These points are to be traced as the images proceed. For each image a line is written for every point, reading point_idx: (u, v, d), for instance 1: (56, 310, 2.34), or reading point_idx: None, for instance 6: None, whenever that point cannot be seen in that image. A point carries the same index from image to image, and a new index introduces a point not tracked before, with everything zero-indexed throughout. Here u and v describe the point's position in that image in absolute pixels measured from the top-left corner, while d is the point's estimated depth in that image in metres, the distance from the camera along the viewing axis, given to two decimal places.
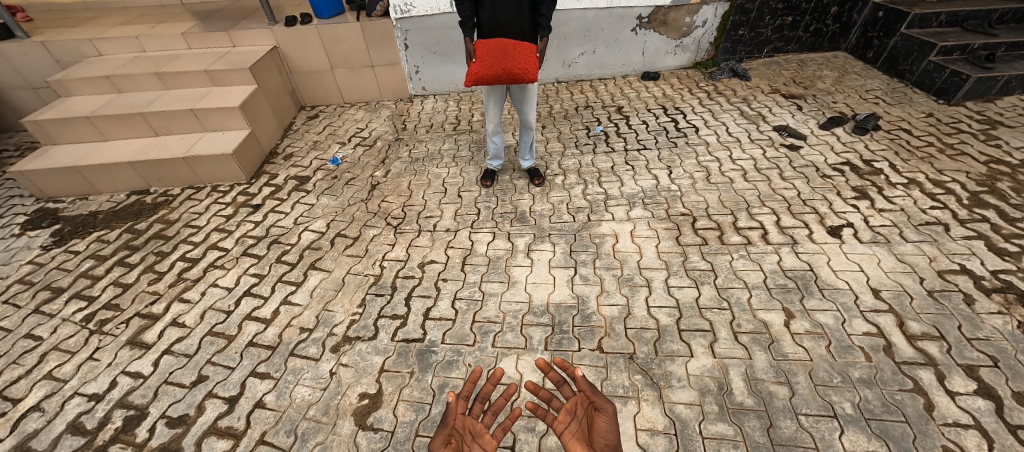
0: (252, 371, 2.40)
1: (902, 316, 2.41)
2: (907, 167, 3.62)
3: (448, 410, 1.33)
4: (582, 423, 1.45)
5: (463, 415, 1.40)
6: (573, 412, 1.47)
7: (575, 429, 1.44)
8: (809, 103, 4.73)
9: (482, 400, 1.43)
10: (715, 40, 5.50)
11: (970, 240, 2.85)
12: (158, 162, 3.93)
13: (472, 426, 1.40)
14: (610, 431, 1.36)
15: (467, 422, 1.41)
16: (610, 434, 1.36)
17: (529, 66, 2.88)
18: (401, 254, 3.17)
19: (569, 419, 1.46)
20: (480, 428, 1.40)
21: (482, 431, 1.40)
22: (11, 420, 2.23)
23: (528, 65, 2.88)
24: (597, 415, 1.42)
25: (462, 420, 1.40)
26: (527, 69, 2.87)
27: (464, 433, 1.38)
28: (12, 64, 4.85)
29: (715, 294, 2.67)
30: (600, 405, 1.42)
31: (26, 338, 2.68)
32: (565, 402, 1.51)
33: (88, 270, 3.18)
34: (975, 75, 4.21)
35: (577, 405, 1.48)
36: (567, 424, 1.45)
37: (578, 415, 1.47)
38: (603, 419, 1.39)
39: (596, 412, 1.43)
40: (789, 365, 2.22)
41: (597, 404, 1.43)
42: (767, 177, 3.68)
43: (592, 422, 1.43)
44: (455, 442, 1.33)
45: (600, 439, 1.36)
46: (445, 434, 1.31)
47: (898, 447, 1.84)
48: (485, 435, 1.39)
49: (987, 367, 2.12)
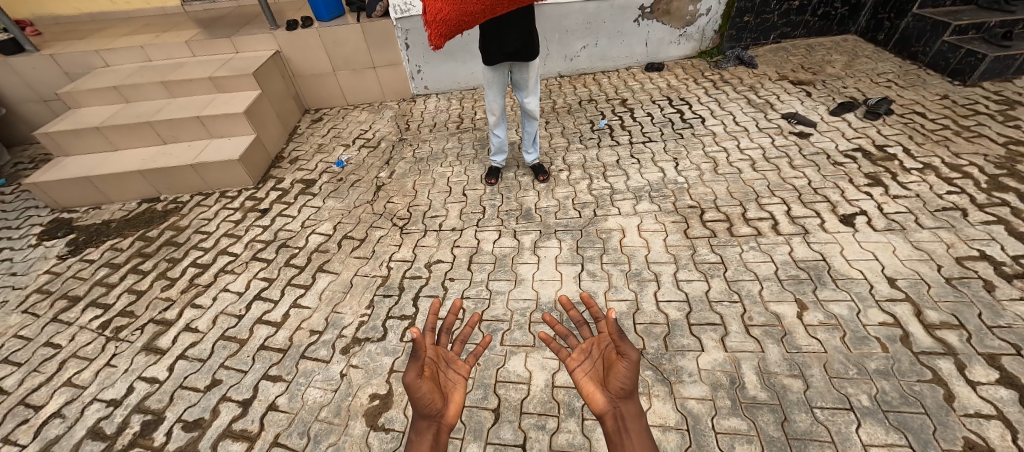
0: (265, 374, 2.43)
1: (919, 304, 2.35)
2: (922, 151, 3.53)
3: (417, 342, 1.23)
4: (596, 363, 1.43)
5: (434, 346, 1.40)
6: (587, 352, 1.45)
7: (588, 368, 1.43)
8: (818, 88, 4.63)
9: (449, 330, 1.44)
10: (719, 28, 5.39)
11: (989, 225, 2.77)
12: (166, 170, 3.98)
13: (444, 354, 1.43)
14: (628, 376, 1.30)
15: (439, 352, 1.42)
16: (627, 379, 1.30)
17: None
18: (407, 254, 3.18)
19: (583, 359, 1.45)
20: (453, 355, 1.43)
21: (455, 358, 1.43)
22: (33, 426, 2.29)
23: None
24: (618, 359, 1.34)
25: (434, 351, 1.39)
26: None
27: (438, 362, 1.39)
28: (23, 78, 4.94)
29: (725, 286, 2.63)
30: (623, 351, 1.30)
31: (46, 347, 2.74)
32: (581, 341, 1.49)
33: (103, 278, 3.24)
34: (991, 54, 4.09)
35: (593, 345, 1.46)
36: (579, 363, 1.44)
37: (592, 355, 1.45)
38: (622, 359, 1.32)
39: (617, 355, 1.35)
40: (802, 358, 2.18)
41: (619, 347, 1.33)
42: (776, 166, 3.61)
43: (612, 359, 1.39)
44: (429, 370, 1.32)
45: (617, 382, 1.31)
46: (418, 365, 1.23)
47: (916, 439, 1.80)
48: (459, 362, 1.44)
49: (1009, 355, 2.06)
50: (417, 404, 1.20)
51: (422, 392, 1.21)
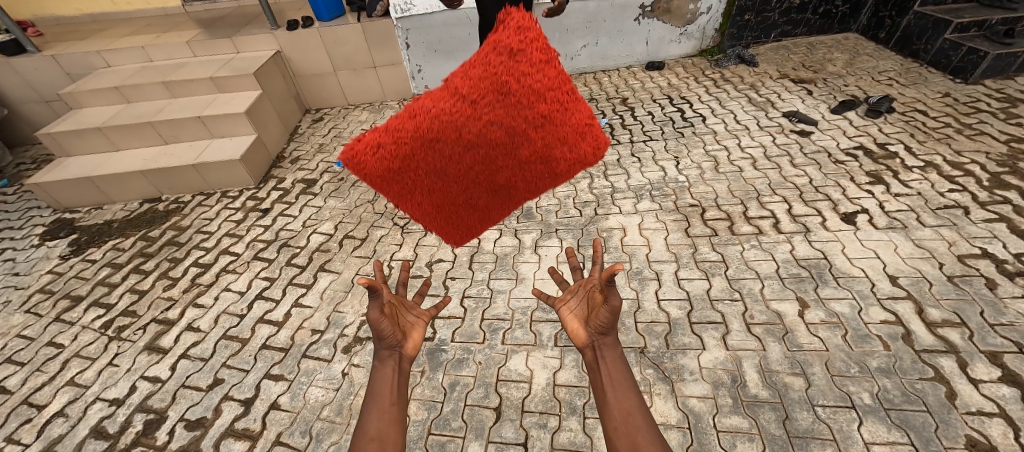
0: (267, 373, 2.43)
1: (921, 302, 2.35)
2: (924, 149, 3.52)
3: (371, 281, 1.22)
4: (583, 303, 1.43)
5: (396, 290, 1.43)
6: (575, 292, 1.47)
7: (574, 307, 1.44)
8: (819, 87, 4.62)
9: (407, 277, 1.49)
10: (720, 27, 5.38)
11: (991, 223, 2.77)
12: (168, 170, 3.99)
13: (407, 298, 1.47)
14: (608, 318, 1.27)
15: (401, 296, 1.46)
16: (607, 320, 1.27)
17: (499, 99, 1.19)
18: (408, 254, 3.18)
19: (570, 298, 1.47)
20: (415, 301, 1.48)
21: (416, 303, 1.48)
22: (37, 425, 2.30)
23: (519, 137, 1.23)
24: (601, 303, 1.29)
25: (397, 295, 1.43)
26: (481, 95, 1.17)
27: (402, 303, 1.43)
28: (24, 79, 4.95)
29: (726, 285, 2.63)
30: (609, 293, 1.23)
31: (49, 346, 2.75)
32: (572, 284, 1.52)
33: (105, 278, 3.25)
34: (993, 52, 4.07)
35: (581, 287, 1.47)
36: (566, 302, 1.46)
37: (579, 295, 1.46)
38: (603, 298, 1.29)
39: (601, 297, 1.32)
40: (804, 356, 2.18)
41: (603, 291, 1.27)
42: (777, 164, 3.60)
43: (597, 297, 1.36)
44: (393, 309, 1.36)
45: (597, 320, 1.30)
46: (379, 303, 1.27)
47: (918, 437, 1.80)
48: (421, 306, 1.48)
49: (1011, 353, 2.06)
50: (380, 337, 1.26)
51: (384, 327, 1.26)
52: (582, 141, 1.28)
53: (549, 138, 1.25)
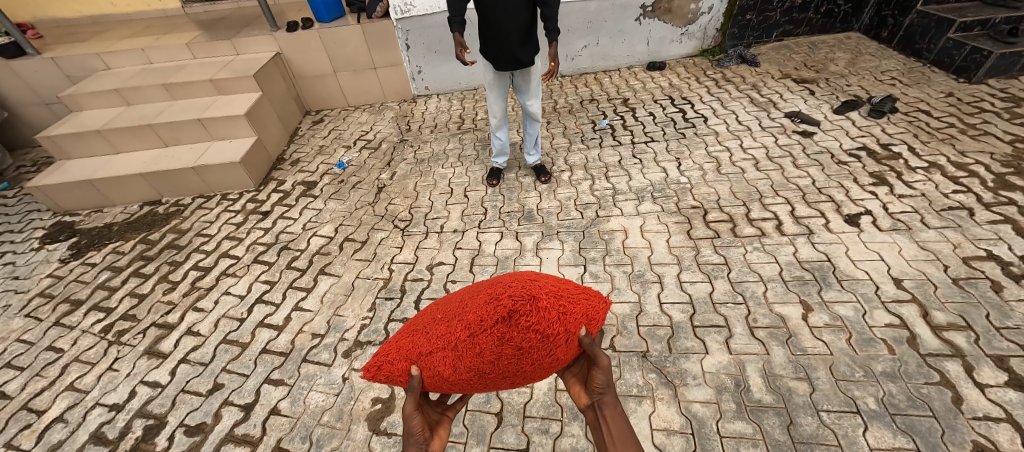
0: (267, 378, 2.42)
1: (925, 305, 2.33)
2: (928, 150, 3.49)
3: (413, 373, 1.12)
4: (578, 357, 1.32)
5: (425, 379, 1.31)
6: None
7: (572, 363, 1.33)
8: (821, 87, 4.60)
9: None
10: (721, 26, 5.36)
11: (996, 225, 2.74)
12: (168, 173, 3.98)
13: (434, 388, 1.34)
14: (603, 377, 1.18)
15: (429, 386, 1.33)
16: (602, 379, 1.18)
17: (494, 326, 0.94)
18: (409, 257, 3.17)
19: None
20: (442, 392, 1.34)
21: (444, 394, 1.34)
22: (36, 431, 2.29)
23: (524, 358, 0.97)
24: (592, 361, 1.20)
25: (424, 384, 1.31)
26: (478, 315, 0.95)
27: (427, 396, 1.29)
28: (24, 81, 4.94)
29: (729, 288, 2.61)
30: (594, 357, 1.13)
31: (49, 351, 2.74)
32: None
33: (105, 282, 3.24)
34: (997, 51, 4.04)
35: None
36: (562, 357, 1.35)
37: None
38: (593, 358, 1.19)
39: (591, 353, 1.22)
40: (808, 360, 2.16)
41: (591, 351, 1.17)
42: (780, 165, 3.58)
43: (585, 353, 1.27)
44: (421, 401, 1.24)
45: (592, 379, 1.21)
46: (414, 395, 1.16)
47: (924, 443, 1.78)
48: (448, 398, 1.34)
49: (1018, 357, 2.04)
50: (408, 435, 1.13)
51: (414, 423, 1.14)
52: (584, 318, 1.07)
53: (552, 345, 0.99)
